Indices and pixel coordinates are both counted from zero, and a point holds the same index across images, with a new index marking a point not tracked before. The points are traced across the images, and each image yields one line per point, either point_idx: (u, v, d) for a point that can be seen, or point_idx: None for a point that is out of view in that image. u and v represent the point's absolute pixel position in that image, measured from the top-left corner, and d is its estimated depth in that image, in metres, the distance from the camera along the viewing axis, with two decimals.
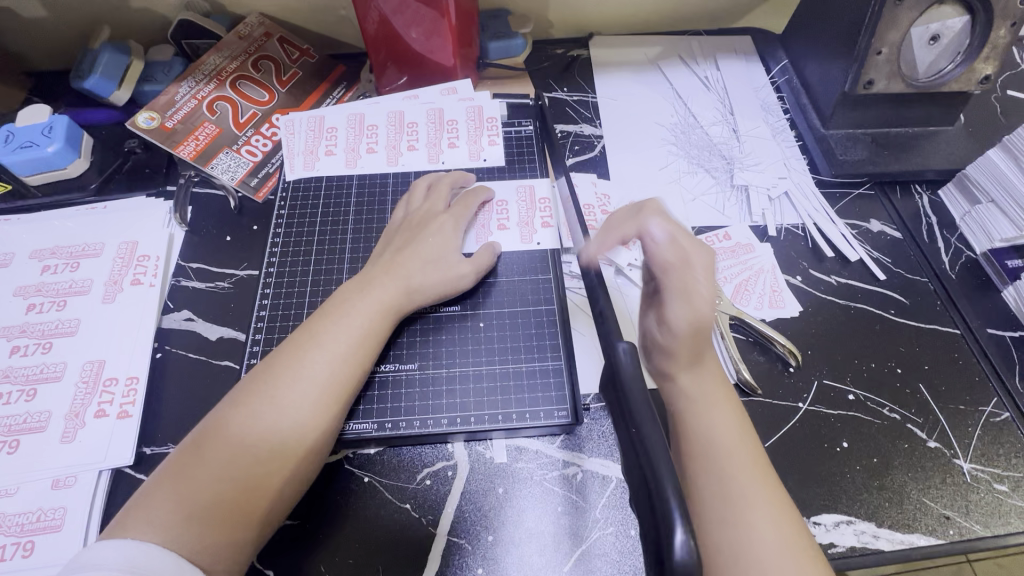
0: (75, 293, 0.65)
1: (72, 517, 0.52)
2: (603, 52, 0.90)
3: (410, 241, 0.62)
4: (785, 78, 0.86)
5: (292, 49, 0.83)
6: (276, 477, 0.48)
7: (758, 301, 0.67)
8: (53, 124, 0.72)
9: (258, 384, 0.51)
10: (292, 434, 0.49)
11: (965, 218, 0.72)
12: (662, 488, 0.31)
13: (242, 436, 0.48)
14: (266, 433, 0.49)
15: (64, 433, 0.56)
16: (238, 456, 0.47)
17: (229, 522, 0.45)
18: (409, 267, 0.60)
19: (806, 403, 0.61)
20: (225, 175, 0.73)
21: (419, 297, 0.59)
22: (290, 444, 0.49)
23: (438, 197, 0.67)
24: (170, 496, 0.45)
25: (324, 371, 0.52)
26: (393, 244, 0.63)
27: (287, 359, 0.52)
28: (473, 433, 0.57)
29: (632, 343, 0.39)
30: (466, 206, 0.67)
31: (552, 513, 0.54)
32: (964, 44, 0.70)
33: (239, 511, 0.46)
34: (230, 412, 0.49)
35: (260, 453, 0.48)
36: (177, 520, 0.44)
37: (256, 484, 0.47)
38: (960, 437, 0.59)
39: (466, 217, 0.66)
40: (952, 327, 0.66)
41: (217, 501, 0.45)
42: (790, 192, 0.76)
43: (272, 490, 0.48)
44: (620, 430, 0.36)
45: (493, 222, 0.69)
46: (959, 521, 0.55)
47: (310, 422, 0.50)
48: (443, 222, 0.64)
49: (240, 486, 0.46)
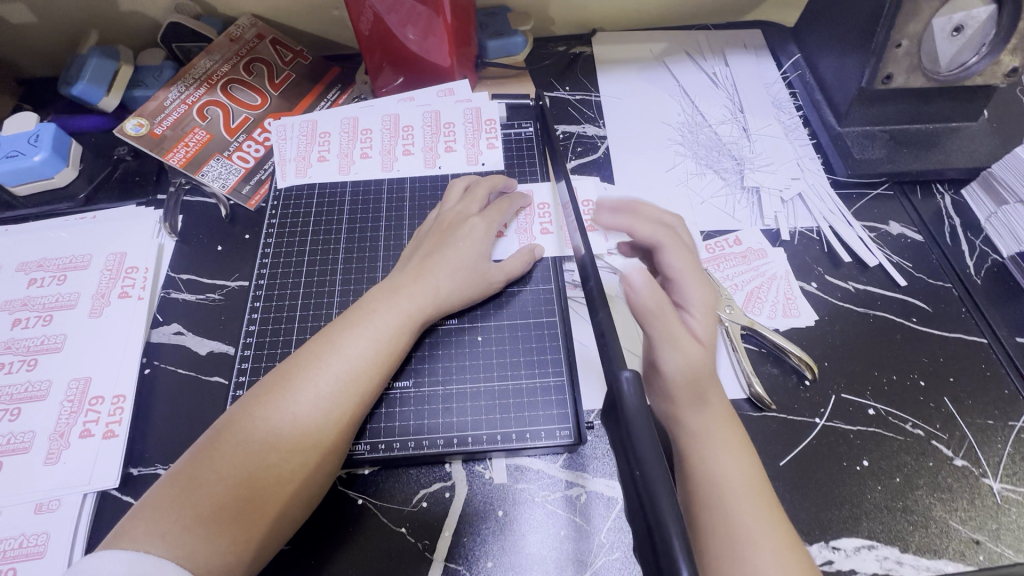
0: (61, 307, 0.63)
1: (55, 542, 0.50)
2: (606, 50, 0.86)
3: (439, 244, 0.60)
4: (797, 74, 0.83)
5: (285, 51, 0.80)
6: (277, 498, 0.46)
7: (771, 310, 0.64)
8: (40, 133, 0.70)
9: (263, 397, 0.49)
10: (295, 454, 0.47)
11: (990, 220, 0.68)
12: (666, 538, 0.29)
13: (246, 451, 0.46)
14: (270, 449, 0.46)
15: (48, 454, 0.54)
16: (238, 473, 0.45)
17: (228, 542, 0.43)
18: (437, 273, 0.57)
19: (823, 419, 0.57)
20: (217, 182, 0.71)
21: (446, 306, 0.57)
22: (293, 464, 0.46)
23: (472, 198, 0.64)
24: (165, 511, 0.43)
25: (333, 385, 0.49)
26: (423, 248, 0.60)
27: (294, 371, 0.50)
28: (471, 454, 0.55)
29: (635, 371, 0.37)
30: (501, 210, 0.64)
31: (555, 537, 0.52)
32: (990, 36, 0.66)
33: (238, 532, 0.43)
34: (232, 425, 0.47)
35: (263, 470, 0.45)
36: (171, 538, 0.41)
37: (255, 505, 0.45)
38: (989, 454, 0.55)
39: (501, 221, 0.63)
40: (978, 336, 0.62)
41: (214, 521, 0.43)
42: (804, 193, 0.72)
43: (270, 513, 0.45)
44: (622, 467, 0.34)
45: (535, 226, 0.67)
46: (989, 546, 0.51)
47: (317, 440, 0.48)
48: (475, 223, 0.61)
49: (240, 505, 0.44)
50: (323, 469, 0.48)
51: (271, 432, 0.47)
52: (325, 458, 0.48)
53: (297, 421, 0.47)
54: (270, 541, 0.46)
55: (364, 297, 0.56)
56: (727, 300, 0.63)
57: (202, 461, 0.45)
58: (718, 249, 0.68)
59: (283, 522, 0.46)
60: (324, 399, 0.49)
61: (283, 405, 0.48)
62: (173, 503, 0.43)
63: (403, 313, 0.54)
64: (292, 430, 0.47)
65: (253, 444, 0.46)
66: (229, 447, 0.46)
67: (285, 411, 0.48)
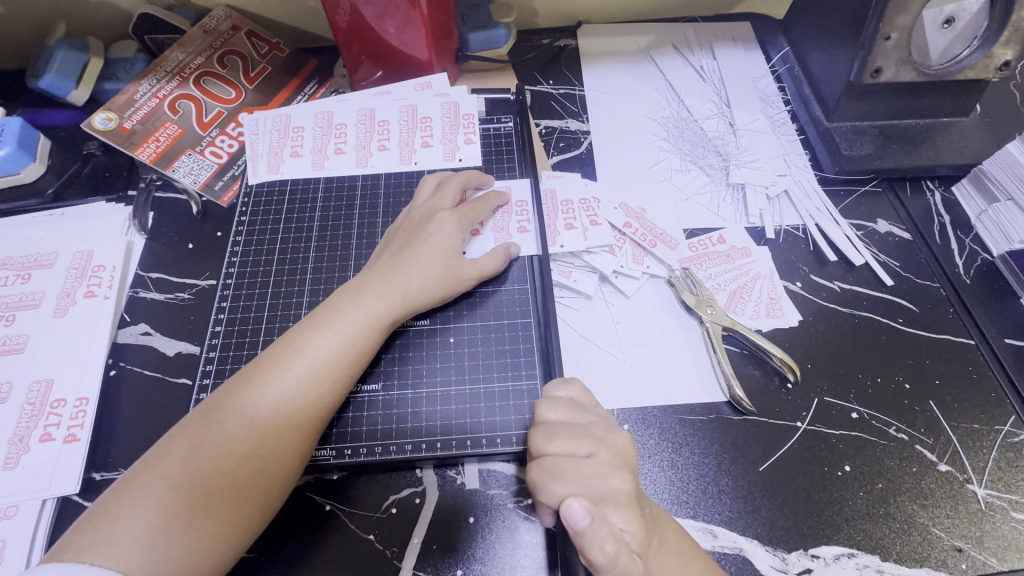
0: (25, 307, 0.61)
1: (11, 550, 0.49)
2: (591, 43, 0.84)
3: (411, 242, 0.58)
4: (786, 67, 0.81)
5: (260, 43, 0.78)
6: (234, 505, 0.44)
7: (754, 310, 0.62)
8: (5, 127, 0.68)
9: (220, 402, 0.47)
10: (253, 460, 0.45)
11: (981, 218, 0.67)
12: None
13: (201, 457, 0.44)
14: (227, 455, 0.45)
15: (7, 458, 0.53)
16: (192, 480, 0.43)
17: (180, 552, 0.41)
18: (408, 272, 0.55)
19: (805, 423, 0.56)
20: (188, 178, 0.69)
21: (417, 307, 0.55)
22: (252, 470, 0.45)
23: (446, 195, 0.62)
24: (115, 520, 0.41)
25: (294, 389, 0.48)
26: (393, 248, 0.58)
27: (254, 374, 0.48)
28: (441, 458, 0.53)
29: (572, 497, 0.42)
30: (476, 208, 0.62)
31: (526, 545, 0.50)
32: (982, 27, 0.64)
33: (191, 541, 0.42)
34: (188, 431, 0.46)
35: (219, 477, 0.44)
36: (120, 549, 0.40)
37: (210, 513, 0.43)
38: (974, 459, 0.54)
39: (472, 219, 0.61)
40: (965, 337, 0.60)
41: (168, 529, 0.42)
42: (790, 190, 0.70)
43: (227, 521, 0.44)
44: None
45: (513, 224, 0.65)
46: (971, 554, 0.50)
47: (276, 445, 0.46)
48: (445, 218, 0.59)
49: (194, 513, 0.43)
50: (283, 475, 0.47)
51: (228, 437, 0.45)
52: (286, 463, 0.47)
53: (255, 426, 0.46)
54: (229, 549, 0.44)
55: (331, 298, 0.55)
56: (708, 300, 0.61)
57: (155, 468, 0.44)
58: (701, 247, 0.66)
59: (242, 530, 0.45)
60: (284, 403, 0.47)
61: (241, 409, 0.46)
62: (123, 511, 0.42)
63: (369, 314, 0.53)
64: (250, 435, 0.45)
65: (209, 451, 0.45)
66: (184, 453, 0.44)
67: (243, 415, 0.46)
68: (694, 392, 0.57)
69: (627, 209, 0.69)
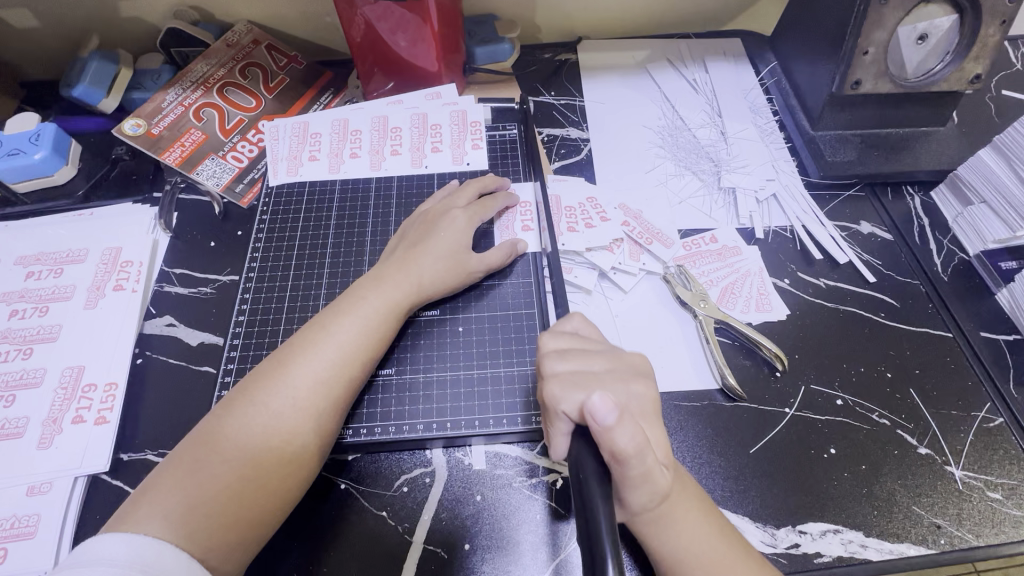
0: (57, 299, 0.65)
1: (45, 523, 0.52)
2: (591, 58, 0.89)
3: (425, 235, 0.62)
4: (774, 80, 0.86)
5: (280, 56, 0.83)
6: (280, 478, 0.47)
7: (744, 304, 0.66)
8: (41, 133, 0.73)
9: (261, 382, 0.50)
10: (294, 435, 0.48)
11: (957, 220, 0.71)
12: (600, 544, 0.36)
13: (245, 433, 0.48)
14: (271, 432, 0.48)
15: (41, 438, 0.56)
16: (240, 454, 0.47)
17: (235, 518, 0.45)
18: (421, 262, 0.60)
19: (793, 408, 0.59)
20: (211, 181, 0.73)
21: (404, 302, 0.58)
22: (296, 445, 0.48)
23: (461, 194, 0.67)
24: (167, 492, 0.45)
25: (329, 369, 0.51)
26: (409, 238, 0.63)
27: (292, 357, 0.52)
28: (451, 439, 0.57)
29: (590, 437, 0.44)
30: (487, 206, 0.66)
31: (530, 522, 0.53)
32: (953, 43, 0.69)
33: (241, 511, 0.45)
34: (233, 409, 0.49)
35: (267, 450, 0.47)
36: (174, 518, 0.43)
37: (256, 486, 0.46)
38: (952, 443, 0.57)
39: (482, 215, 0.66)
40: (943, 329, 0.64)
41: (217, 502, 0.45)
42: (778, 194, 0.75)
43: (275, 492, 0.47)
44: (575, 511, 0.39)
45: (561, 221, 0.70)
46: (950, 530, 0.53)
47: (315, 420, 0.49)
48: (457, 214, 0.64)
49: (241, 487, 0.46)
50: (323, 448, 0.50)
51: (272, 416, 0.49)
52: (324, 440, 0.50)
53: (296, 405, 0.49)
54: (275, 517, 0.48)
55: (352, 285, 0.59)
56: (701, 294, 0.65)
57: (203, 445, 0.47)
58: (694, 246, 0.70)
59: (286, 502, 0.48)
60: (322, 383, 0.51)
61: (283, 388, 0.50)
62: (176, 484, 0.45)
63: (374, 306, 0.56)
64: (293, 412, 0.49)
65: (255, 428, 0.48)
66: (231, 430, 0.48)
67: (286, 396, 0.49)
68: (689, 380, 0.61)
69: (626, 209, 0.73)
